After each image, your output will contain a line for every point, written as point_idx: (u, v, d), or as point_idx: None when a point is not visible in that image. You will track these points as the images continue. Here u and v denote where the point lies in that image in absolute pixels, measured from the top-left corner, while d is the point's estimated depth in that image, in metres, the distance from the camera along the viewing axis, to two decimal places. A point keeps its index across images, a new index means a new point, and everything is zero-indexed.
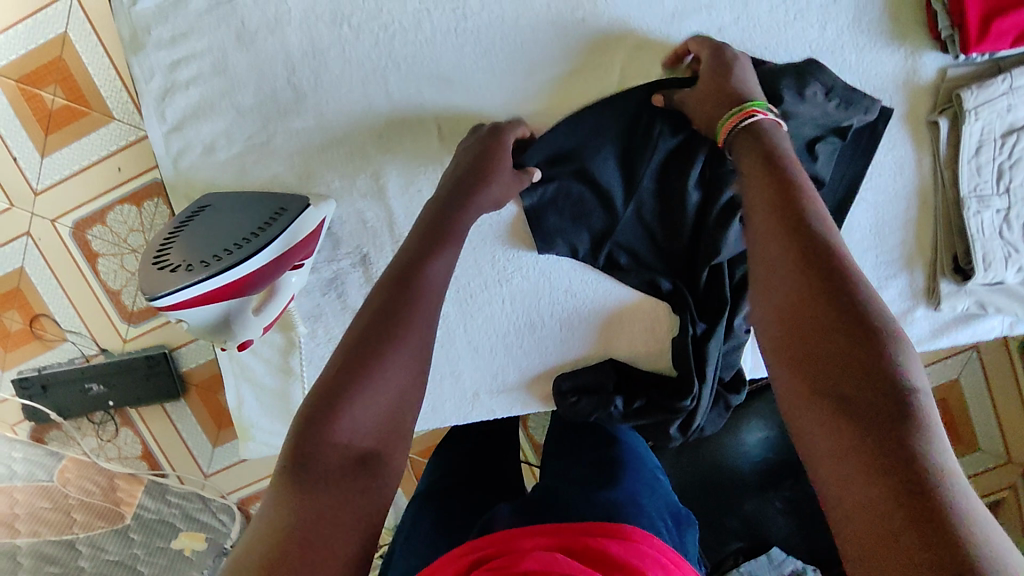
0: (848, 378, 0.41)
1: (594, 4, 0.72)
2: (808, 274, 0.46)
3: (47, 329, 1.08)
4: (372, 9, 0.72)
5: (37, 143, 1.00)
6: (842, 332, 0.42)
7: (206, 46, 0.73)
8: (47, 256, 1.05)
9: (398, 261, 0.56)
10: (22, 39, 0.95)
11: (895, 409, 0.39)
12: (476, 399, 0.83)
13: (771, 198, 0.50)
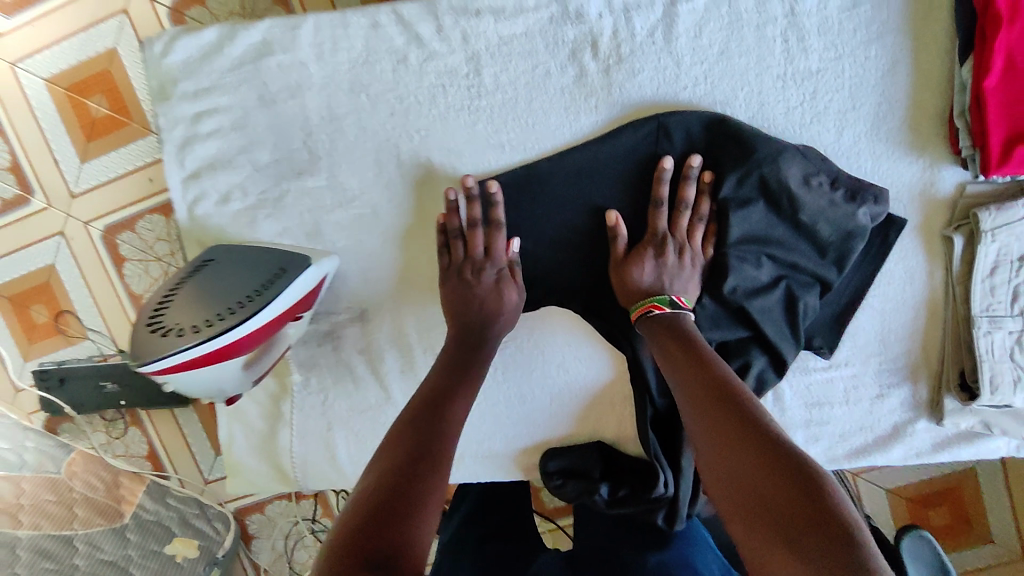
0: (754, 492, 0.46)
1: (609, 91, 0.71)
2: (706, 419, 0.53)
3: (70, 325, 1.07)
4: (391, 79, 0.73)
5: (77, 148, 1.00)
6: (752, 447, 0.49)
7: (230, 102, 0.75)
8: (79, 256, 1.04)
9: (428, 391, 0.63)
10: (72, 52, 0.97)
11: (801, 504, 0.43)
12: (459, 462, 0.82)
13: (680, 384, 0.59)
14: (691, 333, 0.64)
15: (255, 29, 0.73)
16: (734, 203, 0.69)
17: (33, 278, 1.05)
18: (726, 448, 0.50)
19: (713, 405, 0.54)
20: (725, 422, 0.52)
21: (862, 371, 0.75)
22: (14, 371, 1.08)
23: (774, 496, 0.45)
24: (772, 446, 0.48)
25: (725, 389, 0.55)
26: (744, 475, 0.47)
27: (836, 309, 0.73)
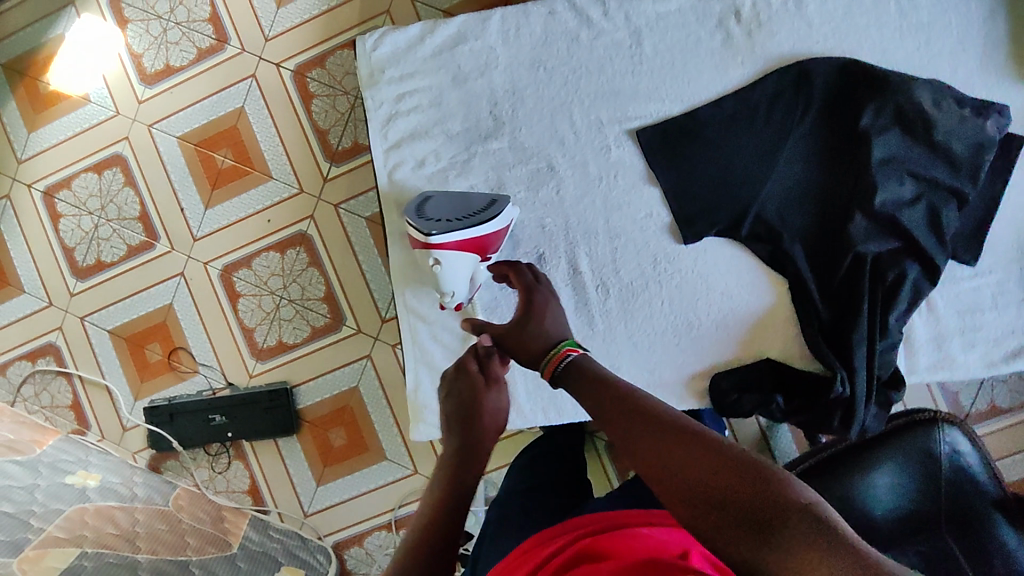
0: (714, 494, 0.45)
1: (752, 51, 0.85)
2: (649, 449, 0.51)
3: (182, 362, 1.28)
4: (565, 55, 0.88)
5: (203, 197, 1.27)
6: (677, 449, 0.49)
7: (428, 84, 0.90)
8: (195, 293, 1.27)
9: (446, 470, 0.66)
10: (207, 110, 1.26)
11: (755, 501, 0.43)
12: (632, 392, 0.89)
13: (606, 417, 0.56)
14: (589, 365, 0.62)
15: (452, 24, 0.90)
16: (874, 130, 0.81)
17: (152, 320, 1.28)
18: (661, 476, 0.49)
19: (660, 427, 0.51)
20: (675, 434, 0.50)
21: (1006, 278, 0.83)
22: (126, 409, 1.29)
23: (735, 504, 0.44)
24: (696, 455, 0.48)
25: (637, 408, 0.54)
26: (699, 490, 0.46)
27: (976, 221, 0.82)
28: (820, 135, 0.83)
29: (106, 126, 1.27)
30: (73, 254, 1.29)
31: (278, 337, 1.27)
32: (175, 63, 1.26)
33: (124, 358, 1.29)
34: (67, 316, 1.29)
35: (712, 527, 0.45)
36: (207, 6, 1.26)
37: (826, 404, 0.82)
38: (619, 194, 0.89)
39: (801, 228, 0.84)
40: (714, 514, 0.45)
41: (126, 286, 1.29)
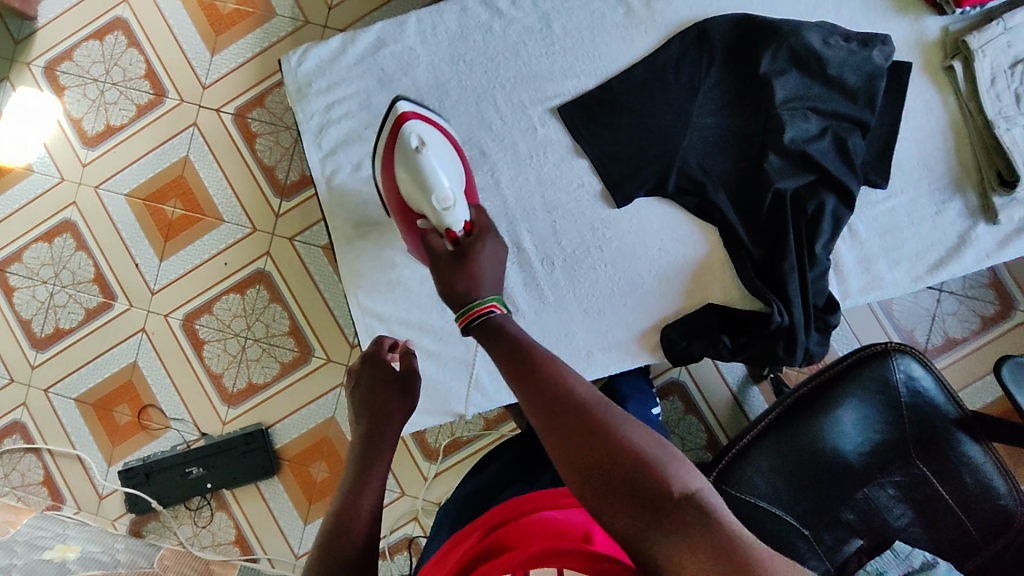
0: (618, 482, 0.49)
1: (652, 20, 0.91)
2: (559, 424, 0.53)
3: (153, 419, 1.30)
4: (481, 46, 0.93)
5: (157, 249, 1.30)
6: (587, 446, 0.51)
7: (355, 90, 0.94)
8: (158, 347, 1.30)
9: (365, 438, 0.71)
10: (154, 162, 1.31)
11: (643, 482, 0.49)
12: (590, 356, 0.91)
13: (516, 385, 0.58)
14: (503, 327, 0.65)
15: (371, 31, 0.94)
16: (773, 74, 0.87)
17: (117, 381, 1.30)
18: (565, 445, 0.52)
19: (567, 403, 0.54)
20: (579, 413, 0.53)
21: (916, 195, 0.88)
22: (101, 475, 1.29)
23: (627, 485, 0.49)
24: (601, 435, 0.51)
25: (550, 383, 0.57)
26: (596, 460, 0.50)
27: (880, 146, 0.87)
28: (726, 87, 0.89)
29: (52, 194, 1.31)
30: (29, 324, 1.31)
31: (247, 380, 1.30)
32: (114, 122, 1.31)
33: (91, 423, 1.29)
34: (29, 390, 1.30)
35: (602, 497, 0.50)
36: (141, 64, 1.32)
37: (770, 335, 0.85)
38: (551, 169, 0.93)
39: (722, 175, 0.88)
40: (610, 486, 0.49)
41: (87, 351, 1.31)
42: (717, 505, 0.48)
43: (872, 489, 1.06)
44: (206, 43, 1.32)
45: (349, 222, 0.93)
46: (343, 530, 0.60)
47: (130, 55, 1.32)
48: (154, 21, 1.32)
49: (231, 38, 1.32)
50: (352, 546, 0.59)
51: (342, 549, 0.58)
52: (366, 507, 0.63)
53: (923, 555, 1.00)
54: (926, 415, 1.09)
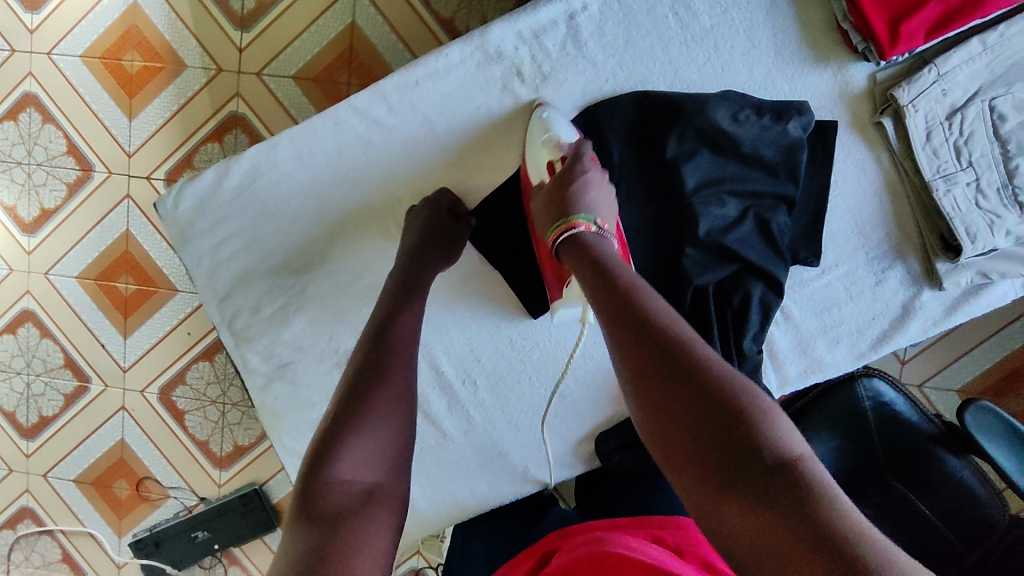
0: (697, 427, 0.50)
1: (544, 110, 0.82)
2: (643, 356, 0.54)
3: (152, 489, 1.49)
4: (364, 161, 0.85)
5: (120, 326, 1.42)
6: (685, 389, 0.51)
7: (240, 226, 0.87)
8: (142, 422, 1.46)
9: (376, 317, 0.72)
10: (94, 242, 1.38)
11: (726, 429, 0.49)
12: (528, 472, 0.90)
13: (603, 311, 0.59)
14: (590, 248, 0.66)
15: (243, 158, 0.85)
16: (682, 158, 0.78)
17: (111, 459, 1.48)
18: (646, 380, 0.53)
19: (650, 335, 0.55)
20: (664, 346, 0.54)
21: (853, 265, 0.80)
22: (114, 548, 1.51)
23: (716, 443, 0.48)
24: (690, 375, 0.52)
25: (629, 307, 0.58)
26: (680, 406, 0.51)
27: (808, 221, 0.79)
28: (635, 175, 0.80)
29: (9, 284, 1.41)
30: (16, 416, 1.48)
31: (233, 442, 1.47)
32: (49, 205, 1.37)
33: (95, 499, 1.50)
34: (30, 477, 1.50)
35: (679, 441, 0.50)
36: (62, 139, 1.35)
37: None
38: (460, 282, 0.86)
39: (642, 272, 0.80)
40: (690, 439, 0.50)
41: (75, 434, 1.48)
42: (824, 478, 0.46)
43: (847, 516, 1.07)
44: (122, 108, 1.33)
45: (261, 367, 0.90)
46: (388, 358, 0.66)
47: (48, 131, 1.35)
48: (63, 91, 1.33)
49: (146, 98, 1.32)
50: (391, 368, 0.65)
51: (391, 367, 0.65)
52: (401, 335, 0.69)
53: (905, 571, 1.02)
54: (898, 439, 1.06)
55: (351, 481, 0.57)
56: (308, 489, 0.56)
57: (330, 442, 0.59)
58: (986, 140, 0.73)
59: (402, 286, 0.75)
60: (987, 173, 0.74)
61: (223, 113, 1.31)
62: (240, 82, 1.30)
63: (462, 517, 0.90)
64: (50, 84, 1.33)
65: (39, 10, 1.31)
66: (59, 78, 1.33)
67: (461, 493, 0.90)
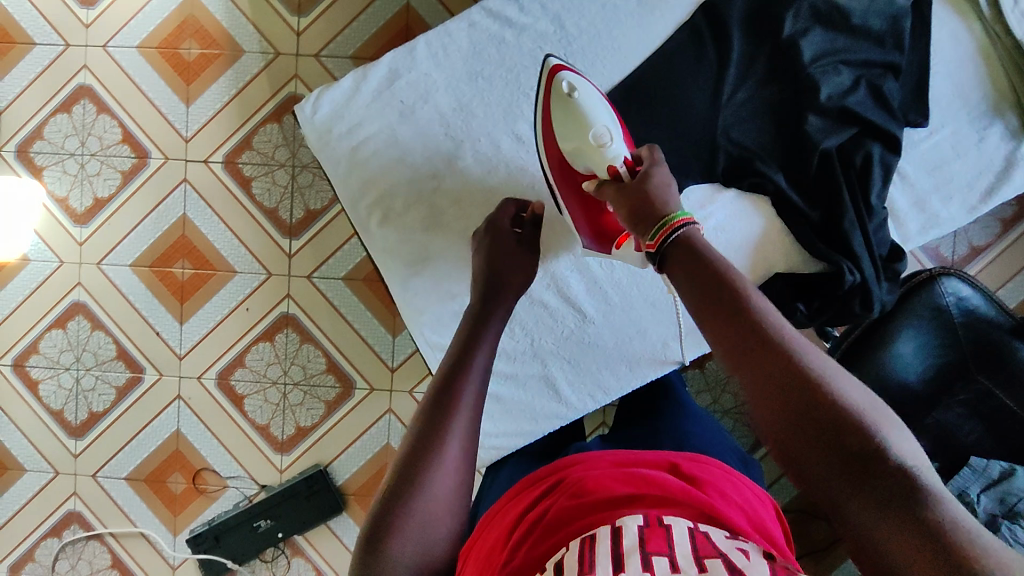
0: (805, 427, 0.49)
1: (666, 3, 0.90)
2: (752, 365, 0.52)
3: (208, 481, 1.43)
4: (497, 59, 0.91)
5: (176, 312, 1.41)
6: (794, 386, 0.50)
7: (377, 128, 0.91)
8: (197, 409, 1.43)
9: (448, 357, 0.69)
10: (152, 227, 1.40)
11: (837, 430, 0.48)
12: (668, 347, 0.92)
13: (700, 319, 0.58)
14: (696, 243, 0.62)
15: (381, 63, 0.91)
16: (797, 35, 0.86)
17: (167, 451, 1.43)
18: (755, 380, 0.52)
19: (752, 332, 0.53)
20: (768, 342, 0.53)
21: (958, 125, 0.89)
22: (169, 547, 1.43)
23: (835, 439, 0.48)
24: (803, 384, 0.50)
25: (730, 301, 0.56)
26: (788, 399, 0.50)
27: (915, 86, 0.87)
28: (755, 60, 0.89)
29: (59, 276, 1.40)
30: (62, 415, 1.43)
31: (295, 425, 1.43)
32: (103, 194, 1.39)
33: (149, 496, 1.43)
34: (78, 478, 1.43)
35: (785, 434, 0.50)
36: (117, 128, 1.38)
37: (844, 295, 0.86)
38: None
39: (763, 145, 0.88)
40: (802, 433, 0.49)
41: (128, 426, 1.43)
42: (941, 487, 0.45)
43: (942, 411, 1.19)
44: (179, 96, 1.38)
45: (399, 265, 0.91)
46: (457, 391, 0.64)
47: (103, 121, 1.38)
48: (120, 84, 1.38)
49: (203, 84, 1.38)
50: (456, 412, 0.62)
51: (457, 415, 0.62)
52: (472, 385, 0.66)
53: (999, 465, 1.14)
54: (981, 331, 1.19)
55: (412, 555, 0.55)
56: (368, 555, 0.55)
57: (391, 514, 0.56)
58: None
59: (476, 326, 0.75)
60: None
61: (282, 94, 1.37)
62: (299, 65, 1.36)
63: (605, 399, 0.93)
64: (105, 76, 1.38)
65: (95, 5, 1.37)
66: (116, 70, 1.38)
67: (603, 373, 0.93)
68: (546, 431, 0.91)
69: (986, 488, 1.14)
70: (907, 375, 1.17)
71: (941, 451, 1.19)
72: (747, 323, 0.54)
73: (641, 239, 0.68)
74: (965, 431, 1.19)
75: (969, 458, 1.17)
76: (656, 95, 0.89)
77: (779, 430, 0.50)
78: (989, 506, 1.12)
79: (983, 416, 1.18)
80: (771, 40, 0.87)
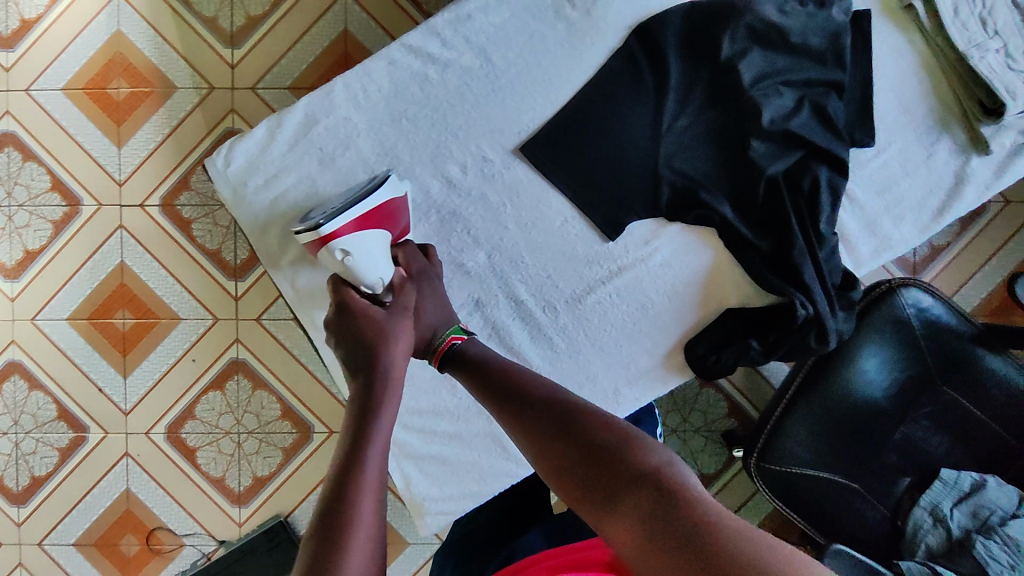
0: (584, 474, 0.53)
1: (597, 29, 0.84)
2: (534, 431, 0.59)
3: (164, 540, 1.34)
4: (421, 97, 0.85)
5: (118, 365, 1.32)
6: (566, 439, 0.56)
7: (297, 177, 0.85)
8: (148, 466, 1.33)
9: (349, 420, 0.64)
10: (88, 277, 1.30)
11: (608, 465, 0.52)
12: (618, 394, 0.88)
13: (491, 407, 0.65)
14: (471, 356, 0.73)
15: (296, 109, 0.84)
16: (736, 57, 0.81)
17: (117, 513, 1.33)
18: (540, 444, 0.57)
19: (527, 407, 0.61)
20: (540, 409, 0.60)
21: (905, 143, 0.85)
22: None
23: (606, 475, 0.52)
24: (573, 433, 0.56)
25: (509, 389, 0.64)
26: (563, 452, 0.56)
27: (859, 105, 0.83)
28: (692, 84, 0.83)
29: None
30: (3, 483, 1.32)
31: (252, 474, 1.34)
32: (33, 246, 1.29)
33: (100, 561, 1.34)
34: (23, 547, 1.33)
35: (573, 486, 0.54)
36: (45, 175, 1.29)
37: (799, 329, 0.82)
38: (530, 209, 0.86)
39: (708, 173, 0.83)
40: (582, 479, 0.53)
41: (72, 491, 1.33)
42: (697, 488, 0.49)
43: (908, 427, 1.13)
44: (110, 138, 1.30)
45: None
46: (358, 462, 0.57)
47: (29, 169, 1.29)
48: (45, 127, 1.29)
49: (134, 124, 1.30)
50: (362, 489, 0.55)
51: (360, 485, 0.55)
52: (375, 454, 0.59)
53: (970, 476, 1.07)
54: (944, 342, 1.12)
55: None
56: None
57: None
58: (1006, 11, 0.82)
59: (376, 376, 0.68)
60: (1012, 41, 0.81)
61: (219, 129, 1.29)
62: (234, 98, 1.29)
63: None
64: (28, 119, 1.29)
65: (15, 47, 1.27)
66: (38, 112, 1.29)
67: None
68: (495, 492, 0.87)
69: (958, 502, 1.07)
70: (871, 395, 1.11)
71: (912, 468, 1.12)
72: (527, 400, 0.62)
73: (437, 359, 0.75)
74: (932, 445, 1.13)
75: (939, 471, 1.11)
76: (592, 127, 0.84)
77: (567, 485, 0.54)
78: (962, 521, 1.05)
79: (950, 428, 1.12)
80: (708, 63, 0.83)
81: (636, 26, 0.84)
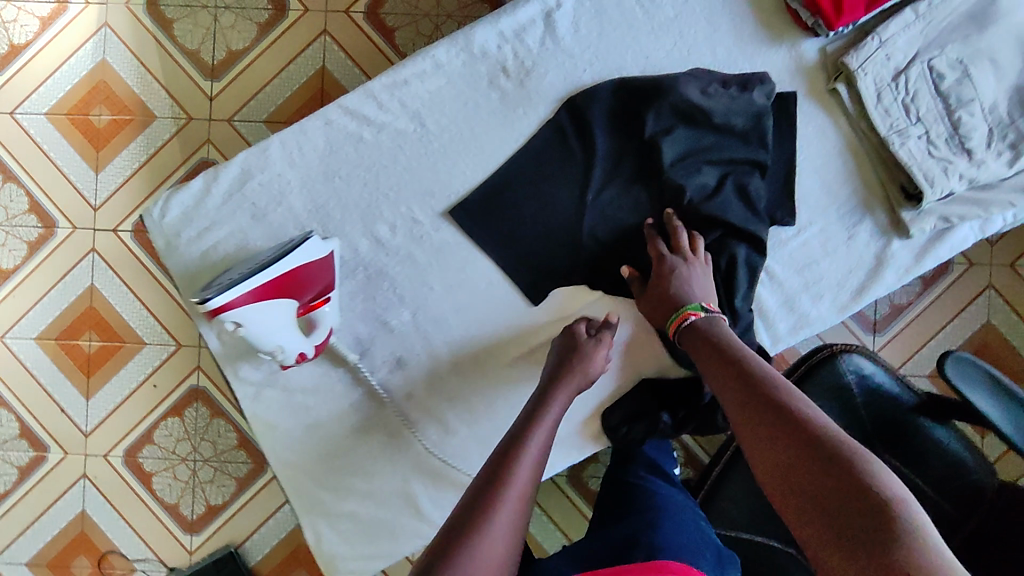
0: (796, 484, 0.52)
1: (529, 99, 0.86)
2: (765, 421, 0.58)
3: (116, 564, 1.30)
4: (354, 157, 0.86)
5: (82, 388, 1.30)
6: (786, 441, 0.54)
7: (229, 230, 0.86)
8: (104, 488, 1.30)
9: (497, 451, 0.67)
10: (59, 298, 1.29)
11: (829, 473, 0.50)
12: None
13: (728, 390, 0.64)
14: (710, 333, 0.73)
15: (233, 164, 0.86)
16: (660, 134, 0.83)
17: (70, 534, 1.30)
18: (763, 441, 0.56)
19: (766, 399, 0.60)
20: (774, 401, 0.59)
21: (826, 223, 0.86)
22: None
23: (824, 484, 0.50)
24: (800, 432, 0.55)
25: (756, 375, 0.64)
26: (776, 460, 0.54)
27: (781, 185, 0.85)
28: (619, 157, 0.85)
29: None
30: None
31: (205, 502, 1.31)
32: (6, 265, 1.29)
33: None
34: None
35: (783, 500, 0.52)
36: (24, 197, 1.29)
37: (707, 407, 0.86)
38: (455, 272, 0.87)
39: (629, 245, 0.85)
40: (794, 489, 0.52)
41: (25, 512, 1.31)
42: (915, 509, 0.47)
43: None
44: (89, 163, 1.29)
45: (255, 370, 0.85)
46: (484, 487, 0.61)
47: (9, 190, 1.29)
48: (25, 147, 1.29)
49: (113, 151, 1.29)
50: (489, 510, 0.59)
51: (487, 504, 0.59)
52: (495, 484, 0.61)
53: None
54: (886, 412, 1.05)
55: None
56: None
57: None
58: (930, 97, 0.82)
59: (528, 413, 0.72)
60: (935, 127, 0.82)
61: (194, 159, 1.29)
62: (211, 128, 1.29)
63: None
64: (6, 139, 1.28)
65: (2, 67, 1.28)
66: (18, 131, 1.28)
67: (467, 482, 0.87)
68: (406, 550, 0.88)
69: None
70: None
71: None
72: (763, 391, 0.61)
73: (673, 335, 0.76)
74: None
75: None
76: (521, 193, 0.86)
77: (777, 491, 0.53)
78: None
79: None
80: (633, 138, 0.85)
81: (567, 97, 0.86)
